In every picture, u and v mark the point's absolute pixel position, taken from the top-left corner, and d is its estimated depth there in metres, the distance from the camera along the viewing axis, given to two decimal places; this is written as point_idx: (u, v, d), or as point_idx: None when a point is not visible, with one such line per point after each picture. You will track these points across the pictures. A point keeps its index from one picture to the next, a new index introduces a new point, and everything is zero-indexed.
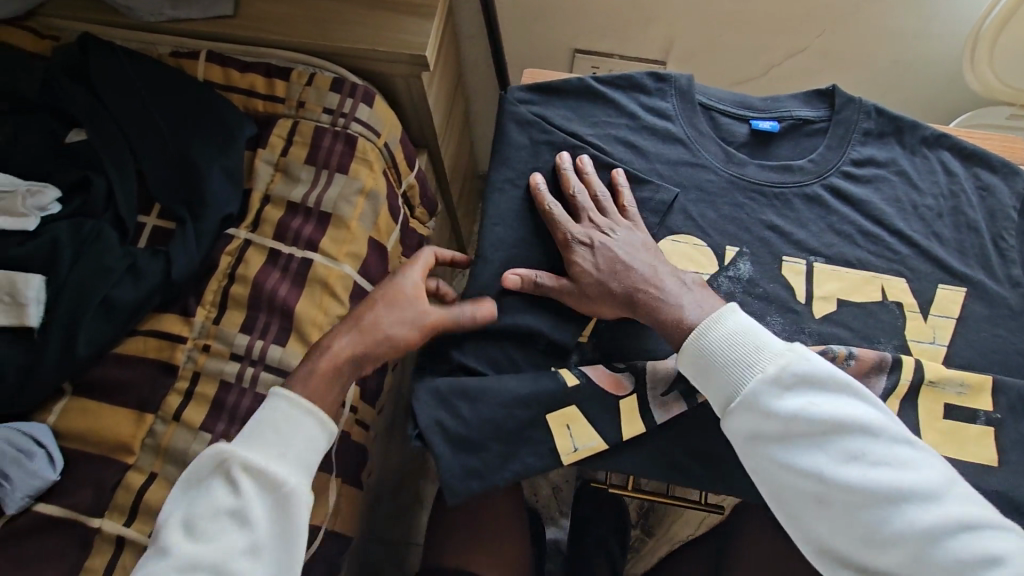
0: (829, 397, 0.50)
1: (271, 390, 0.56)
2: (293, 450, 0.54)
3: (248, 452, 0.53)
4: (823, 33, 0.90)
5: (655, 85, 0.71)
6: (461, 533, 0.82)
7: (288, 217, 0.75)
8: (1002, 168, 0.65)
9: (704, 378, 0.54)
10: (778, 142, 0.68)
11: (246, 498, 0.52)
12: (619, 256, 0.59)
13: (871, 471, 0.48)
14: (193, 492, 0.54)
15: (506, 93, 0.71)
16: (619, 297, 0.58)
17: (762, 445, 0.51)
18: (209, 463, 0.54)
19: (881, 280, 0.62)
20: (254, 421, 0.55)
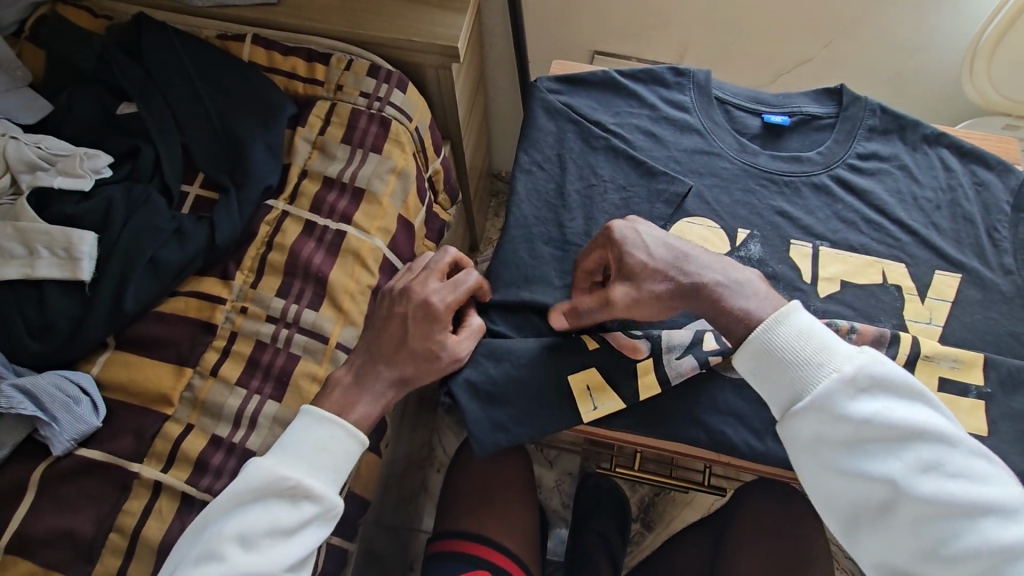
0: (902, 404, 0.51)
1: (319, 414, 0.59)
2: (342, 474, 0.60)
3: (308, 477, 0.57)
4: (830, 44, 0.95)
5: (675, 79, 0.76)
6: (474, 504, 0.85)
7: (324, 191, 0.79)
8: (997, 166, 0.69)
9: (765, 378, 0.55)
10: (788, 135, 0.73)
11: (306, 518, 0.57)
12: (676, 249, 0.60)
13: (942, 480, 0.50)
14: (241, 505, 0.56)
15: (536, 83, 0.76)
16: (683, 289, 0.58)
17: (827, 451, 0.52)
18: (266, 484, 0.56)
19: (883, 264, 0.66)
20: (313, 445, 0.58)
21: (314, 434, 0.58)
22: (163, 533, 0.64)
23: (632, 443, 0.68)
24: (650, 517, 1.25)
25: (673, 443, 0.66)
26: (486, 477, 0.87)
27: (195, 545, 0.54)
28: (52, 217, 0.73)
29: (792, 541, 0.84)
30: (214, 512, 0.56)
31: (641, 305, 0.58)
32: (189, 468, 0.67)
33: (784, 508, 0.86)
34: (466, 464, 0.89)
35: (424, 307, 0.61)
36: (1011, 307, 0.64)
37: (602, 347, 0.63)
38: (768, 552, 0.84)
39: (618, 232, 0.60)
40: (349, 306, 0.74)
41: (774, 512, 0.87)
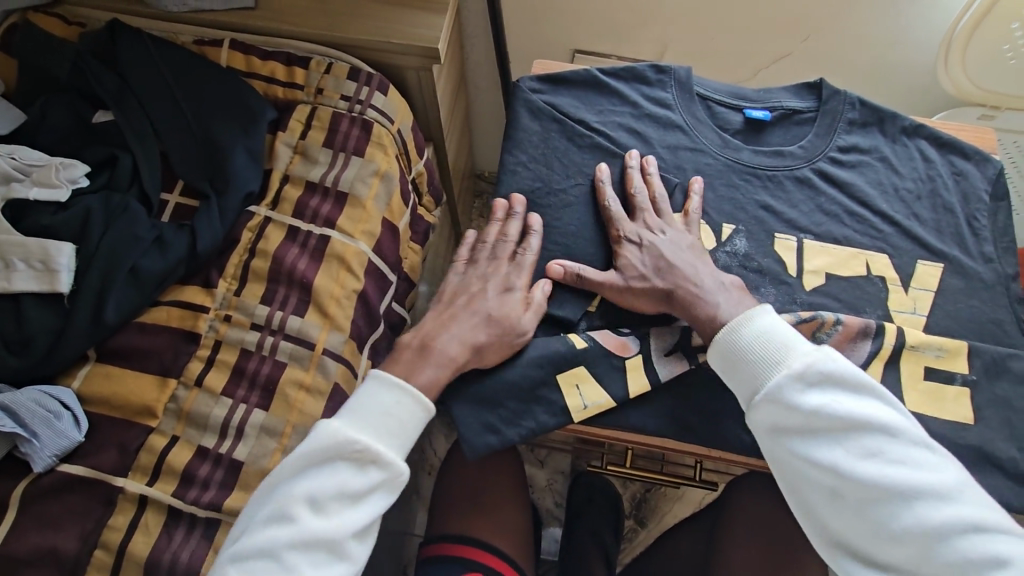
0: (849, 395, 0.52)
1: (385, 377, 0.58)
2: (408, 441, 0.58)
3: (376, 441, 0.56)
4: (807, 39, 0.97)
5: (656, 77, 0.76)
6: (467, 506, 0.85)
7: (306, 196, 0.79)
8: (974, 156, 0.70)
9: (727, 371, 0.56)
10: (770, 130, 0.73)
11: (374, 484, 0.55)
12: (664, 255, 0.63)
13: (886, 468, 0.50)
14: (310, 468, 0.55)
15: (518, 83, 0.76)
16: (658, 291, 0.62)
17: (779, 441, 0.53)
18: (335, 446, 0.54)
19: (866, 255, 0.66)
20: (380, 408, 0.56)
21: (381, 398, 0.57)
22: (149, 548, 0.63)
23: (624, 442, 0.68)
24: (643, 514, 1.26)
25: (663, 439, 0.66)
26: (478, 480, 0.87)
27: (263, 507, 0.54)
28: (28, 229, 0.71)
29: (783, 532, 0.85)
30: (282, 474, 0.55)
31: (632, 302, 0.63)
32: (176, 481, 0.66)
33: (773, 498, 0.87)
34: (458, 466, 0.88)
35: (506, 283, 0.64)
36: (993, 294, 0.65)
37: (591, 347, 0.63)
38: (760, 542, 0.84)
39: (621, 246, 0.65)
40: (335, 311, 0.74)
41: (764, 503, 0.87)
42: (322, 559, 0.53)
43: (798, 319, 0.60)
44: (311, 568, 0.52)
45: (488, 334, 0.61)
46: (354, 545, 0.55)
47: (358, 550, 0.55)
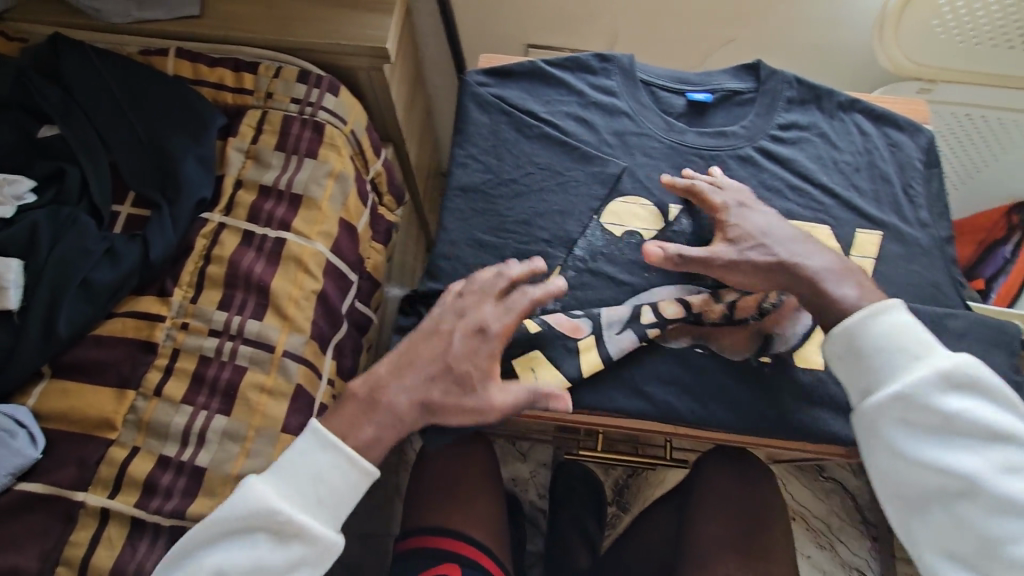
0: (988, 407, 0.53)
1: (319, 438, 0.56)
2: (339, 511, 0.56)
3: (301, 511, 0.54)
4: (748, 26, 1.01)
5: (600, 65, 0.77)
6: (442, 500, 0.85)
7: (260, 200, 0.78)
8: (907, 127, 0.73)
9: (852, 366, 0.56)
10: (712, 112, 0.75)
11: (294, 560, 0.53)
12: (763, 232, 0.61)
13: (1016, 482, 0.51)
14: (229, 537, 0.53)
15: (465, 77, 0.77)
16: (773, 267, 0.59)
17: (901, 437, 0.53)
18: (253, 515, 0.53)
19: (809, 227, 0.68)
20: (310, 473, 0.55)
21: (314, 463, 0.55)
22: (113, 560, 0.63)
23: (586, 423, 0.69)
24: (625, 499, 1.28)
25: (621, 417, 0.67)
26: (452, 472, 0.88)
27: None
28: None
29: (753, 503, 0.87)
30: (199, 540, 0.54)
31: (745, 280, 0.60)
32: (138, 491, 0.65)
33: (747, 473, 0.90)
34: (430, 462, 0.88)
35: (478, 325, 0.60)
36: (929, 259, 0.67)
37: (546, 331, 0.63)
38: (731, 512, 0.87)
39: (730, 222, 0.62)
40: (294, 313, 0.74)
41: (739, 477, 0.90)
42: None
43: (715, 292, 0.63)
44: None
45: (443, 387, 0.58)
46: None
47: None
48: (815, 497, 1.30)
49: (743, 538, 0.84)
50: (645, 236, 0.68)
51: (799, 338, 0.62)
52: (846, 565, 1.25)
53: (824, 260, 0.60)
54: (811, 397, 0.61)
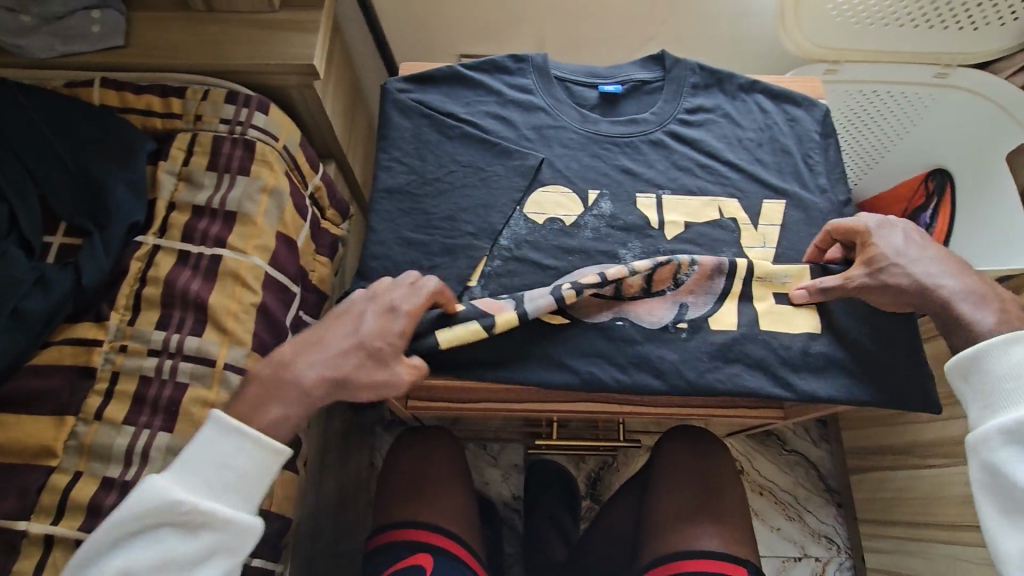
0: None
1: (219, 427, 0.56)
2: (252, 492, 0.57)
3: (208, 500, 0.55)
4: (665, 22, 1.07)
5: (516, 65, 0.81)
6: (409, 495, 0.86)
7: (194, 220, 0.80)
8: (803, 103, 0.78)
9: (976, 386, 0.58)
10: (623, 101, 0.79)
11: (207, 546, 0.54)
12: (904, 254, 0.62)
13: None
14: (136, 537, 0.54)
15: (386, 85, 0.79)
16: (914, 290, 0.60)
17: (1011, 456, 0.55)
18: (158, 510, 0.53)
19: (718, 203, 0.73)
20: (216, 460, 0.55)
21: (217, 450, 0.55)
22: None
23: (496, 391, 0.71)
24: (598, 491, 1.30)
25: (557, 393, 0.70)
26: (416, 472, 0.89)
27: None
28: None
29: (714, 475, 0.90)
30: (103, 543, 0.54)
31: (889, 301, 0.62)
32: (82, 515, 0.65)
33: (705, 447, 0.93)
34: (396, 459, 0.91)
35: (390, 304, 0.61)
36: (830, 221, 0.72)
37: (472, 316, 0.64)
38: (692, 485, 0.89)
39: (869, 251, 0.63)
40: (233, 326, 0.75)
41: (698, 452, 0.93)
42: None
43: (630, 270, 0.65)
44: None
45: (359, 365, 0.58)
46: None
47: None
48: (781, 471, 1.32)
49: (703, 505, 0.87)
50: (567, 222, 0.71)
51: (712, 306, 0.67)
52: (815, 534, 1.29)
53: (960, 283, 0.60)
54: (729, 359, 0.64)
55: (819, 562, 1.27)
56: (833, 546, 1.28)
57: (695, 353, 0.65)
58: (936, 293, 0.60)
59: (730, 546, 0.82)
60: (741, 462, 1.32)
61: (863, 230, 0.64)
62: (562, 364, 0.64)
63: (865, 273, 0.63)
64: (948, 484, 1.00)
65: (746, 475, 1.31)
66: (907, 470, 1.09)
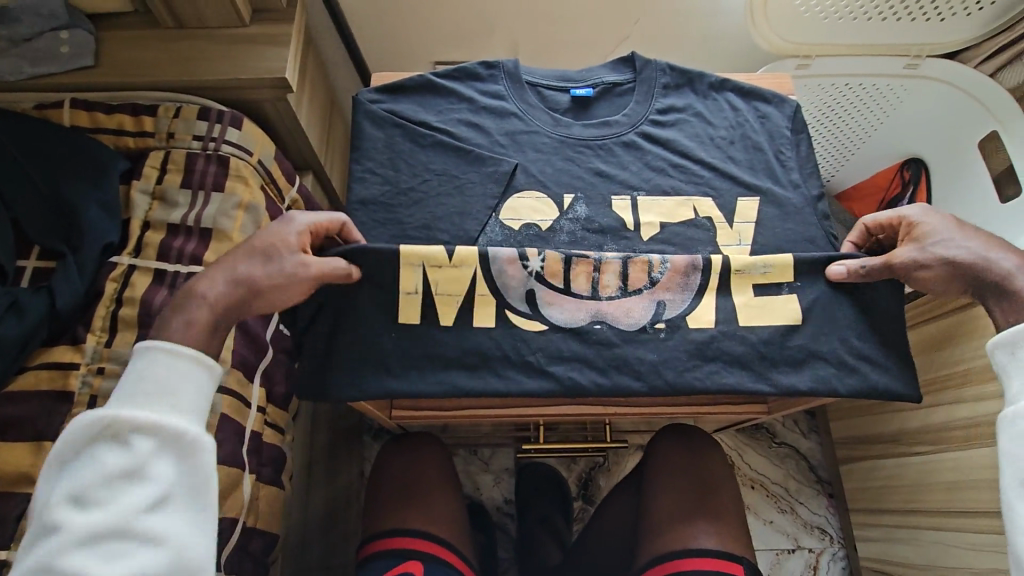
0: None
1: (135, 349, 0.56)
2: (182, 399, 0.55)
3: (134, 411, 0.54)
4: (638, 23, 1.08)
5: (487, 72, 0.81)
6: (398, 504, 0.85)
7: (169, 238, 0.79)
8: (773, 99, 0.79)
9: (1021, 363, 0.57)
10: (595, 104, 0.80)
11: (146, 454, 0.53)
12: (947, 237, 0.62)
13: None
14: (74, 464, 0.53)
15: (358, 96, 0.79)
16: (957, 271, 0.61)
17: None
18: (88, 432, 0.53)
19: (692, 202, 0.73)
20: (134, 376, 0.55)
21: (135, 368, 0.55)
22: None
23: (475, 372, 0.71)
24: (590, 492, 1.30)
25: (537, 398, 0.70)
26: (404, 481, 0.88)
27: (36, 518, 0.53)
28: None
29: (708, 473, 0.87)
30: (49, 478, 0.54)
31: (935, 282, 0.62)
32: None
33: (698, 445, 0.91)
34: (383, 469, 0.91)
35: (286, 216, 0.63)
36: (804, 216, 0.72)
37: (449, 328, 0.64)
38: (686, 483, 0.86)
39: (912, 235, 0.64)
40: None
41: (692, 449, 0.90)
42: (116, 548, 0.51)
43: (599, 262, 0.67)
44: (106, 558, 0.50)
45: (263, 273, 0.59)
46: (156, 519, 0.53)
47: (163, 526, 0.53)
48: (772, 464, 1.33)
49: (699, 499, 0.84)
50: (543, 226, 0.71)
51: (690, 303, 0.66)
52: (808, 525, 1.29)
53: (1017, 259, 0.60)
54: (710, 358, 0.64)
55: (812, 553, 1.27)
56: (826, 537, 1.29)
57: (673, 354, 0.65)
58: (987, 271, 0.60)
59: (727, 544, 0.78)
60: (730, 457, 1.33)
61: (901, 216, 0.66)
62: (541, 370, 0.64)
63: (916, 252, 0.63)
64: (936, 471, 1.00)
65: (737, 469, 1.32)
66: (894, 458, 1.10)
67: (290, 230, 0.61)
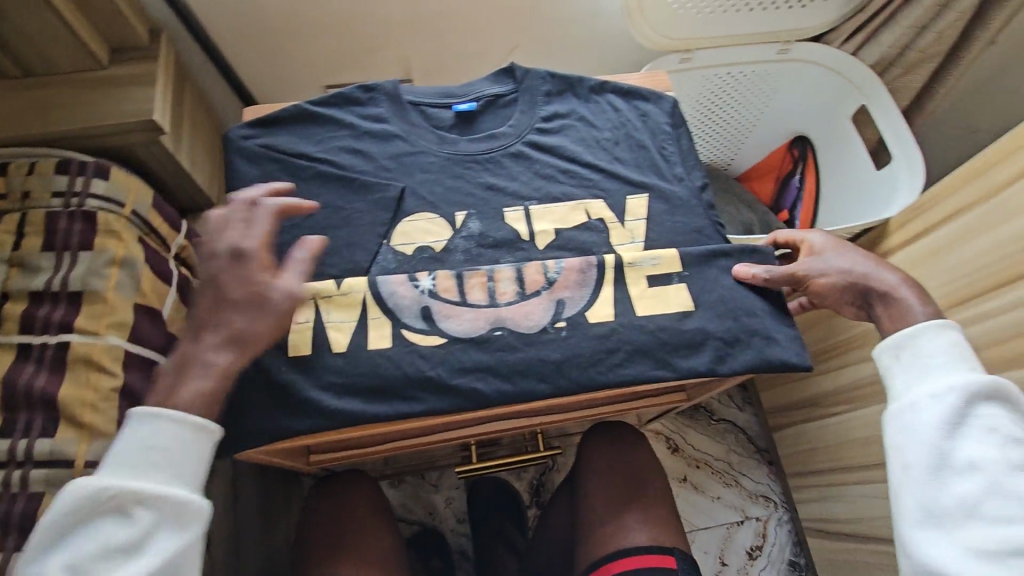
0: (1013, 443, 0.56)
1: (129, 413, 0.53)
2: (184, 469, 0.52)
3: (136, 481, 0.50)
4: (524, 31, 1.08)
5: (366, 95, 0.78)
6: (328, 550, 0.80)
7: (33, 308, 0.72)
8: (651, 96, 0.81)
9: (906, 364, 0.60)
10: (480, 118, 0.79)
11: (145, 525, 0.50)
12: (845, 254, 0.66)
13: (1003, 503, 0.53)
14: (69, 533, 0.49)
15: (229, 132, 0.75)
16: (850, 280, 0.65)
17: (934, 425, 0.56)
18: (83, 502, 0.49)
19: (584, 205, 0.73)
20: (135, 443, 0.51)
21: (131, 435, 0.51)
22: None
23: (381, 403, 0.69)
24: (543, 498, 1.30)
25: (449, 418, 0.68)
26: (333, 525, 0.84)
27: None
28: None
29: (639, 468, 0.89)
30: (33, 549, 0.49)
31: (829, 288, 0.65)
32: None
33: (627, 442, 0.92)
34: (313, 513, 0.86)
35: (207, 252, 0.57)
36: (691, 207, 0.74)
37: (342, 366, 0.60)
38: (617, 481, 0.87)
39: (813, 251, 0.68)
40: (92, 418, 0.70)
41: (621, 448, 0.91)
42: None
43: (491, 271, 0.66)
44: None
45: (245, 312, 0.55)
46: None
47: None
48: (712, 441, 1.37)
49: (632, 495, 0.85)
50: (437, 248, 0.69)
51: (589, 297, 0.66)
52: (752, 496, 1.33)
53: (900, 275, 0.64)
54: (613, 359, 0.63)
55: (759, 522, 1.31)
56: (771, 503, 1.33)
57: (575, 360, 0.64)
58: (876, 281, 0.64)
59: (659, 537, 0.79)
60: (673, 439, 1.36)
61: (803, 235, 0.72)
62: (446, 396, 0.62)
63: (813, 262, 0.67)
64: (851, 429, 1.06)
65: (681, 452, 1.35)
66: (817, 421, 1.15)
67: (241, 251, 0.56)
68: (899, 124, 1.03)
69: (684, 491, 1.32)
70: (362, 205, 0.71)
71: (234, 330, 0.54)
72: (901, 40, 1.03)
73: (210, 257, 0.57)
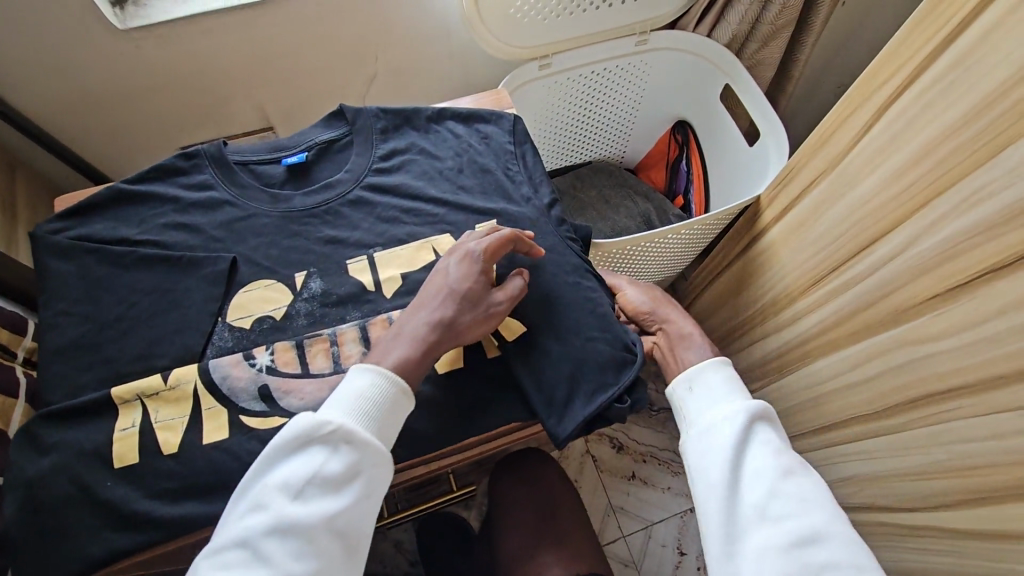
0: (791, 457, 0.58)
1: (355, 366, 0.57)
2: (388, 425, 0.56)
3: (354, 426, 0.54)
4: (378, 59, 1.04)
5: (189, 163, 0.73)
6: None
7: None
8: (491, 117, 0.78)
9: (694, 396, 0.64)
10: (315, 167, 0.75)
11: (351, 466, 0.53)
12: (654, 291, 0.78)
13: (787, 510, 0.54)
14: (292, 458, 0.53)
15: (38, 228, 0.69)
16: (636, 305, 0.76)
17: (722, 441, 0.58)
18: (312, 432, 0.53)
19: (431, 243, 0.70)
20: (354, 394, 0.55)
21: (357, 384, 0.56)
22: None
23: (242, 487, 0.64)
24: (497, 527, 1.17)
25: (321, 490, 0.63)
26: None
27: (239, 499, 0.53)
28: None
29: (547, 496, 0.87)
30: (257, 468, 0.54)
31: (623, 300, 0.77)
32: None
33: (535, 470, 0.90)
34: None
35: (466, 255, 0.63)
36: (542, 227, 0.71)
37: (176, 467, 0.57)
38: (528, 513, 0.85)
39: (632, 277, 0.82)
40: None
41: (529, 478, 0.89)
42: (303, 548, 0.50)
43: (334, 335, 0.64)
44: (287, 557, 0.49)
45: (456, 306, 0.60)
46: (329, 538, 0.51)
47: (333, 546, 0.51)
48: (655, 433, 1.35)
49: (542, 526, 0.83)
50: (277, 316, 0.65)
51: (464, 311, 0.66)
52: None
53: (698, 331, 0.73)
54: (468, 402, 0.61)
55: None
56: None
57: (436, 401, 0.64)
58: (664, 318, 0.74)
59: (572, 567, 0.76)
60: (617, 438, 1.34)
61: None
62: None
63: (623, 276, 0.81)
64: None
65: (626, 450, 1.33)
66: None
67: (449, 267, 0.63)
68: (760, 98, 1.03)
69: (634, 487, 1.30)
70: (190, 282, 0.66)
71: (437, 322, 0.60)
72: (749, 16, 1.03)
73: (473, 267, 0.62)
